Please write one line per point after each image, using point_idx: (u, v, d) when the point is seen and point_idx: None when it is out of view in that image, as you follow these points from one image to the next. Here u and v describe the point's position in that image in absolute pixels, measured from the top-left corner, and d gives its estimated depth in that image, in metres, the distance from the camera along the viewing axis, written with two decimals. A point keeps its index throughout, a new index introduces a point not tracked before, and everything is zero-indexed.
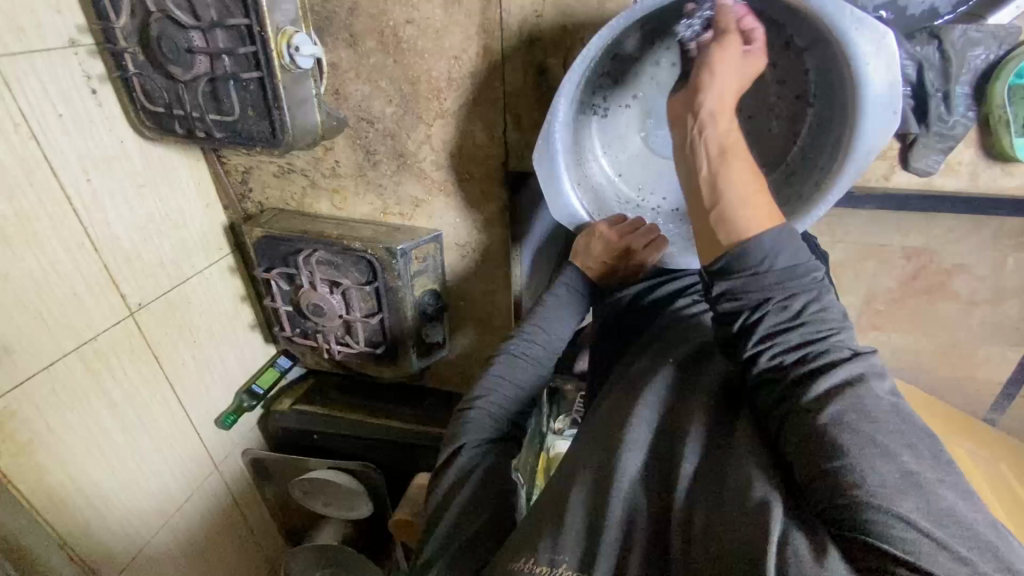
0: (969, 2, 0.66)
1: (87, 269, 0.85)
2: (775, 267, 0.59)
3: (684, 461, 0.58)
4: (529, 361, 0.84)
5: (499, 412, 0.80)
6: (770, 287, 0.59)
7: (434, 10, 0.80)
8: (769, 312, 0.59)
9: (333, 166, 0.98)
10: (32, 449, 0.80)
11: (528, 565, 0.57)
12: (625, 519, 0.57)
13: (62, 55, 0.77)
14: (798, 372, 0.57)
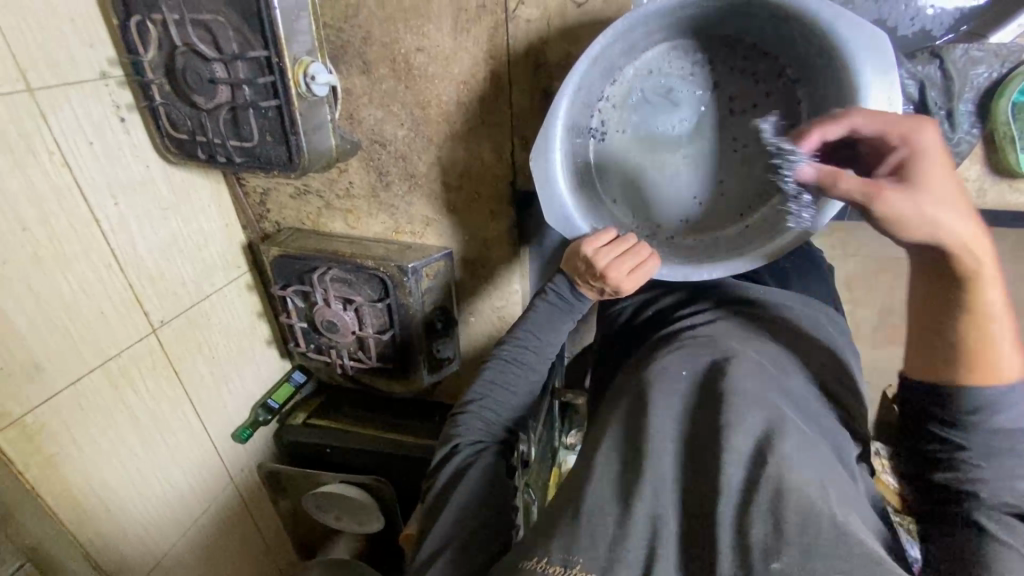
0: (968, 24, 0.68)
1: (113, 288, 0.88)
2: (993, 421, 0.59)
3: (726, 471, 0.59)
4: (522, 364, 0.83)
5: (492, 417, 0.80)
6: (976, 445, 0.60)
7: (444, 37, 0.83)
8: (965, 462, 0.61)
9: (346, 187, 1.02)
10: (60, 462, 0.83)
11: (540, 564, 0.62)
12: (646, 536, 0.61)
13: (94, 87, 0.81)
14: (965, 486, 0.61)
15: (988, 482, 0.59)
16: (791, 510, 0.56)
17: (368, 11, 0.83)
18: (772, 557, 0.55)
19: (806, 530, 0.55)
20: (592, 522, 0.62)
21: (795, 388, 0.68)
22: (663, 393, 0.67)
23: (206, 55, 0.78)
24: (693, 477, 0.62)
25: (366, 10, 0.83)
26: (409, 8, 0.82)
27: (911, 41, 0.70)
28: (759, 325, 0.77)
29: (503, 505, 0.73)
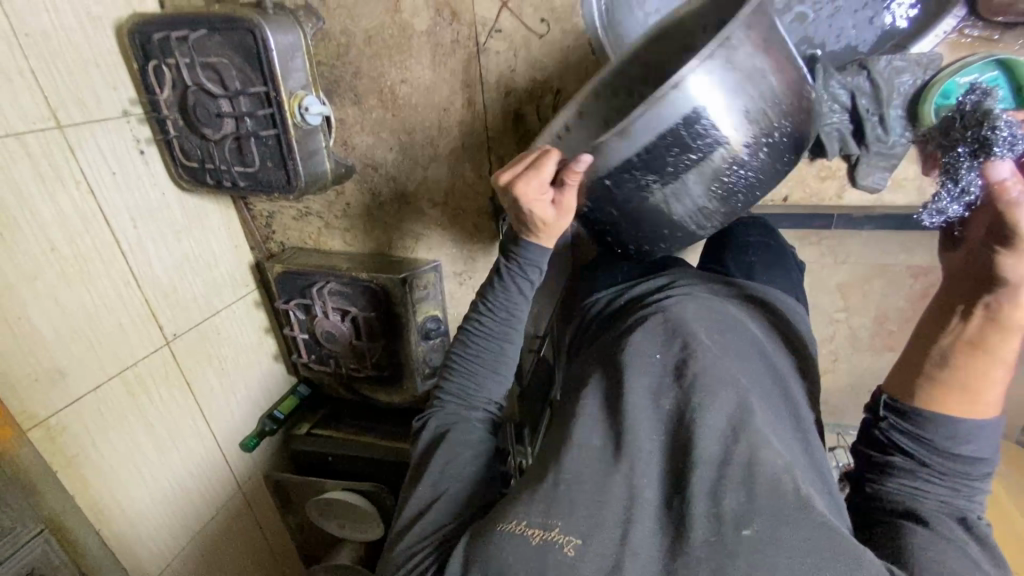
0: (893, 38, 0.74)
1: (131, 302, 0.97)
2: (961, 450, 0.60)
3: (701, 444, 0.65)
4: (489, 340, 0.87)
5: (464, 391, 0.87)
6: (931, 454, 0.61)
7: (425, 69, 0.92)
8: (915, 472, 0.62)
9: (343, 208, 1.10)
10: (79, 462, 0.91)
11: (519, 527, 0.63)
12: (623, 502, 0.64)
13: (117, 124, 0.92)
14: (899, 484, 0.62)
15: (936, 493, 0.61)
16: (762, 483, 0.61)
17: (357, 49, 0.93)
18: (743, 526, 0.59)
19: (774, 503, 0.60)
20: (573, 490, 0.65)
21: (761, 374, 0.75)
22: (638, 370, 0.74)
23: (213, 92, 0.88)
24: (671, 454, 0.68)
25: (355, 49, 0.93)
26: (392, 45, 0.92)
27: (840, 55, 0.76)
28: (727, 309, 0.83)
29: (474, 474, 0.78)
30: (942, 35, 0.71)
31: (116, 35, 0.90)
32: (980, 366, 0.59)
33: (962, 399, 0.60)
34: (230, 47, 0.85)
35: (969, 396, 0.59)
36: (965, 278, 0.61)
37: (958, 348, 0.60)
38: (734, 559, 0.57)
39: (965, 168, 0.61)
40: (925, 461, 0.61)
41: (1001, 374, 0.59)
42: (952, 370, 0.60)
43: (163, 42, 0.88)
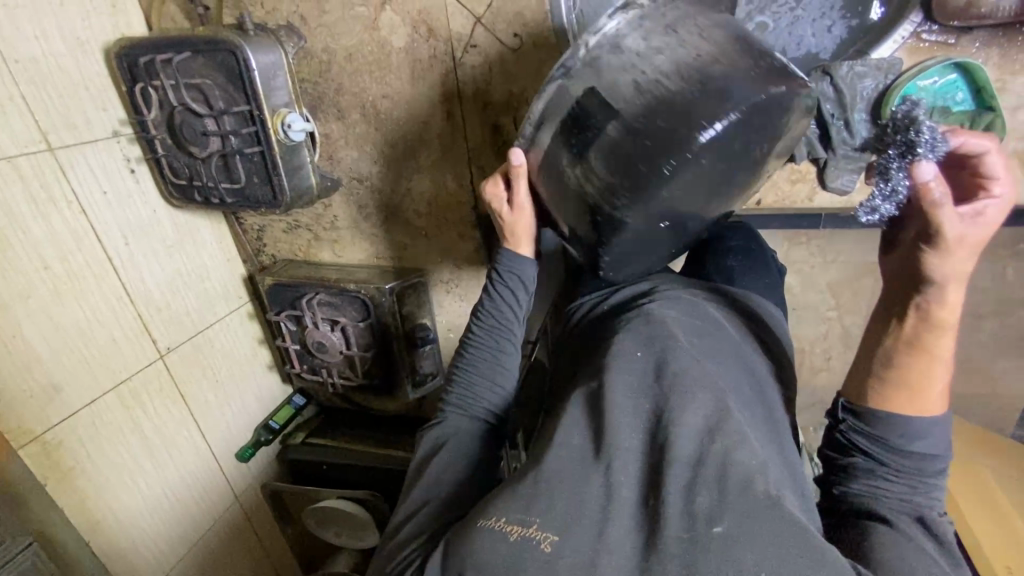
0: (856, 44, 0.77)
1: (124, 317, 1.00)
2: (911, 446, 0.64)
3: (676, 444, 0.65)
4: (485, 349, 0.93)
5: (463, 399, 0.90)
6: (887, 454, 0.65)
7: (404, 84, 0.95)
8: (875, 471, 0.65)
9: (331, 221, 1.13)
10: (74, 475, 0.93)
11: (499, 522, 0.65)
12: (600, 500, 0.64)
13: (107, 145, 0.94)
14: (861, 486, 0.66)
15: (894, 491, 0.64)
16: (733, 482, 0.62)
17: (338, 66, 0.96)
18: (714, 523, 0.59)
19: (745, 503, 0.60)
20: (552, 487, 0.66)
21: (737, 378, 0.76)
22: (620, 368, 0.75)
23: (198, 112, 0.91)
24: (648, 452, 0.68)
25: (336, 65, 0.96)
26: (372, 61, 0.94)
27: (803, 61, 0.80)
28: (710, 313, 0.84)
29: (467, 477, 0.80)
30: (902, 40, 0.73)
31: (105, 58, 0.93)
32: (922, 366, 0.65)
33: (909, 397, 0.65)
34: (214, 68, 0.88)
35: (915, 395, 0.65)
36: (899, 280, 0.67)
37: (899, 348, 0.66)
38: (705, 554, 0.58)
39: (895, 168, 0.65)
40: (882, 460, 0.65)
41: (940, 373, 0.65)
42: (898, 372, 0.66)
43: (149, 65, 0.90)
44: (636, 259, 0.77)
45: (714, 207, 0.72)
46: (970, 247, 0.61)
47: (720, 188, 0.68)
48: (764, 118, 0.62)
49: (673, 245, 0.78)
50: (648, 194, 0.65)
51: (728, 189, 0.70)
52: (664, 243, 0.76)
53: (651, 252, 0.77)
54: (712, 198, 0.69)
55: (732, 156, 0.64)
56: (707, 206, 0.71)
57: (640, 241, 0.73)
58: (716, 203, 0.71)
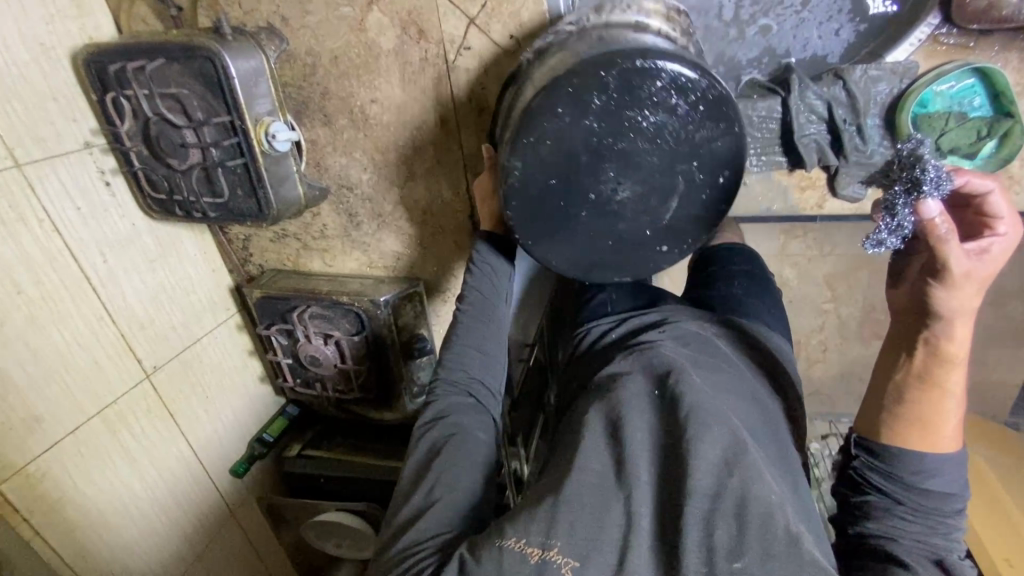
0: (867, 46, 0.79)
1: (105, 338, 0.95)
2: (929, 484, 0.67)
3: (693, 477, 0.65)
4: (473, 331, 0.91)
5: (463, 373, 0.90)
6: (902, 492, 0.68)
7: (394, 88, 0.90)
8: (891, 509, 0.68)
9: (321, 230, 1.08)
10: (62, 506, 0.90)
11: (518, 543, 0.65)
12: (620, 530, 0.65)
13: (78, 157, 0.88)
14: (876, 527, 0.68)
15: (911, 531, 0.67)
16: (753, 518, 0.62)
17: (323, 69, 0.90)
18: (735, 558, 0.60)
19: (765, 538, 0.61)
20: (573, 513, 0.66)
21: (744, 408, 0.77)
22: (634, 406, 0.75)
23: (176, 123, 0.86)
24: (665, 482, 0.68)
25: (322, 69, 0.90)
26: (359, 64, 0.89)
27: (810, 64, 0.82)
28: (715, 350, 0.88)
29: (469, 486, 0.78)
30: (918, 43, 0.71)
31: (72, 65, 0.86)
32: (934, 402, 0.68)
33: (925, 432, 0.68)
34: (190, 76, 0.83)
35: (928, 429, 0.68)
36: (908, 315, 0.71)
37: (911, 382, 0.69)
38: None
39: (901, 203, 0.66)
40: (898, 497, 0.68)
41: (952, 408, 0.68)
42: (915, 407, 0.68)
43: (119, 72, 0.84)
44: (558, 233, 0.79)
45: (616, 176, 0.74)
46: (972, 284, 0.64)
47: (608, 151, 0.73)
48: (633, 80, 0.68)
49: (606, 228, 0.78)
50: (522, 144, 0.73)
51: (623, 155, 0.73)
52: (585, 219, 0.78)
53: (573, 227, 0.79)
54: (602, 158, 0.73)
55: (603, 110, 0.70)
56: (602, 171, 0.74)
57: (551, 212, 0.78)
58: (615, 169, 0.74)
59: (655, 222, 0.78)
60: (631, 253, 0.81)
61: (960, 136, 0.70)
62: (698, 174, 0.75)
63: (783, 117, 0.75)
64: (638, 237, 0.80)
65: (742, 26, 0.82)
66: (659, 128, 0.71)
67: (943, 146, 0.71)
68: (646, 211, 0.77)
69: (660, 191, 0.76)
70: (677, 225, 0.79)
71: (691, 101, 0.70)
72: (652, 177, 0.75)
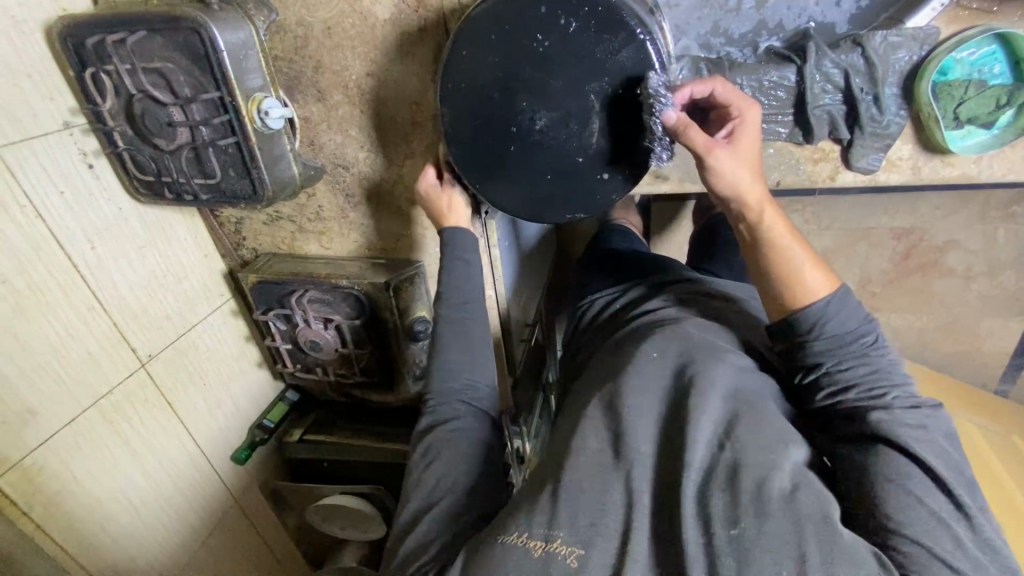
0: (889, 9, 0.76)
1: (98, 329, 0.92)
2: (831, 331, 0.70)
3: (691, 449, 0.66)
4: (462, 321, 0.88)
5: (454, 376, 0.86)
6: (822, 355, 0.71)
7: (392, 62, 0.86)
8: (826, 373, 0.72)
9: (316, 211, 1.04)
10: (60, 500, 0.88)
11: (520, 539, 0.65)
12: (623, 511, 0.65)
13: (58, 139, 0.83)
14: (829, 394, 0.72)
15: (855, 388, 0.70)
16: (748, 485, 0.62)
17: (316, 42, 0.86)
18: (732, 525, 0.60)
19: (761, 501, 0.60)
20: (576, 500, 0.66)
21: (749, 366, 0.78)
22: (642, 368, 0.76)
23: (162, 101, 0.81)
24: (663, 458, 0.68)
25: (314, 41, 0.86)
26: (354, 35, 0.85)
27: (818, 32, 0.79)
28: (723, 319, 0.86)
29: (469, 495, 0.76)
30: (938, 9, 0.70)
31: (47, 39, 0.80)
32: (780, 261, 0.71)
33: (787, 294, 0.71)
34: (175, 50, 0.78)
35: (794, 289, 0.71)
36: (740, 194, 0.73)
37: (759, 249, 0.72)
38: (724, 557, 0.58)
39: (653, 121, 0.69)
40: (819, 361, 0.72)
41: (799, 257, 0.71)
42: (769, 273, 0.72)
43: (99, 47, 0.79)
44: (494, 175, 0.75)
45: (530, 105, 0.69)
46: (742, 158, 0.69)
47: (516, 82, 0.69)
48: (520, 3, 0.65)
49: (538, 164, 0.72)
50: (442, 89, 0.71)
51: (532, 84, 0.68)
52: (514, 155, 0.73)
53: (507, 168, 0.74)
54: (514, 92, 0.69)
55: (500, 40, 0.67)
56: (516, 103, 0.70)
57: (484, 156, 0.74)
58: (526, 99, 0.69)
59: (585, 149, 0.71)
60: (575, 186, 0.73)
61: (980, 104, 0.69)
62: (611, 92, 0.67)
63: (797, 85, 0.73)
64: (572, 167, 0.72)
65: None
66: (558, 49, 0.66)
67: (962, 115, 0.70)
68: (570, 139, 0.70)
69: (576, 115, 0.69)
70: (611, 150, 0.71)
71: (581, 16, 0.64)
72: (565, 102, 0.68)
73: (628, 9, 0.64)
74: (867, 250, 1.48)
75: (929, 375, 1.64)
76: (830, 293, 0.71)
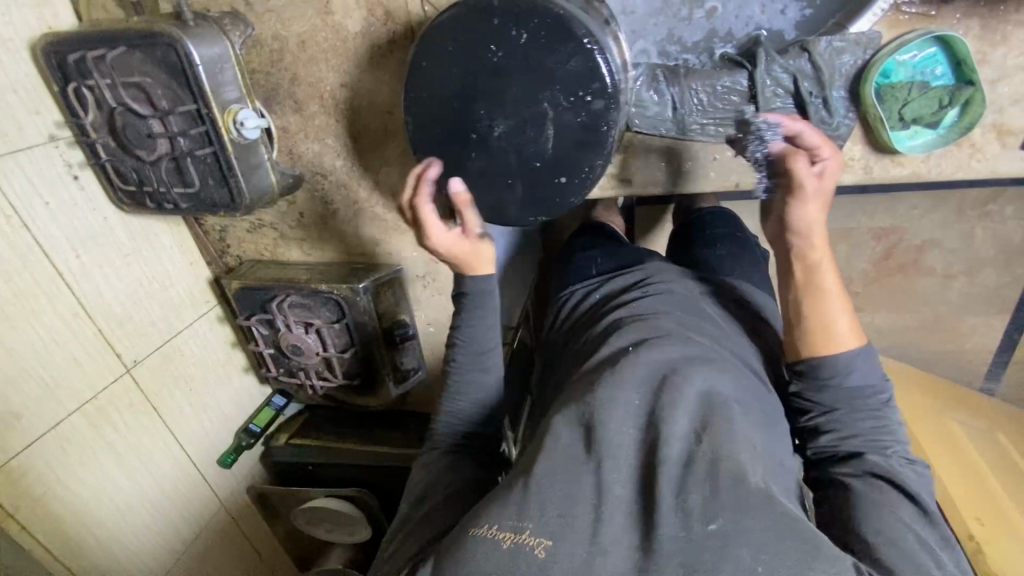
0: (836, 16, 0.79)
1: (82, 335, 0.94)
2: (847, 382, 0.78)
3: (666, 445, 0.69)
4: (474, 342, 0.89)
5: (461, 391, 0.90)
6: (838, 400, 0.79)
7: (364, 73, 0.89)
8: (837, 417, 0.79)
9: (297, 218, 1.07)
10: (44, 500, 0.90)
11: (490, 531, 0.65)
12: (592, 502, 0.67)
13: (44, 151, 0.86)
14: (834, 437, 0.79)
15: (860, 436, 0.78)
16: (725, 477, 0.65)
17: (292, 55, 0.89)
18: (709, 521, 0.62)
19: (740, 496, 0.63)
20: (550, 492, 0.67)
21: (727, 377, 0.79)
22: (629, 367, 0.78)
23: (141, 113, 0.85)
24: (642, 452, 0.70)
25: (289, 54, 0.89)
26: (328, 48, 0.88)
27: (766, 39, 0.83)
28: (700, 322, 0.90)
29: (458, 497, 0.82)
30: (880, 14, 0.72)
31: (33, 56, 0.84)
32: (815, 308, 0.78)
33: (817, 338, 0.78)
34: (153, 65, 0.82)
35: (826, 335, 0.78)
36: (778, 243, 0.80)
37: (799, 293, 0.79)
38: (701, 552, 0.60)
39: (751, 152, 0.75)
40: (830, 406, 0.79)
41: (833, 307, 0.77)
42: (803, 317, 0.79)
43: (81, 63, 0.83)
44: (458, 178, 0.78)
45: (487, 112, 0.72)
46: (820, 194, 0.73)
47: (474, 91, 0.71)
48: (475, 16, 0.68)
49: (498, 168, 0.75)
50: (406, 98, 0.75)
51: (488, 92, 0.71)
52: (476, 161, 0.75)
53: (469, 172, 0.77)
54: (473, 100, 0.72)
55: (457, 51, 0.70)
56: (474, 111, 0.72)
57: (446, 162, 0.77)
58: (484, 106, 0.72)
59: (540, 154, 0.73)
60: (532, 190, 0.76)
61: (922, 105, 0.72)
62: (563, 99, 0.70)
63: (749, 89, 0.77)
64: (530, 172, 0.75)
65: (692, 6, 0.83)
66: (511, 59, 0.69)
67: (907, 116, 0.73)
68: (526, 144, 0.73)
69: (531, 122, 0.71)
70: (566, 155, 0.73)
71: (531, 28, 0.67)
72: (520, 108, 0.71)
73: (577, 21, 0.67)
74: (847, 250, 1.49)
75: (914, 374, 1.62)
76: (859, 347, 0.78)
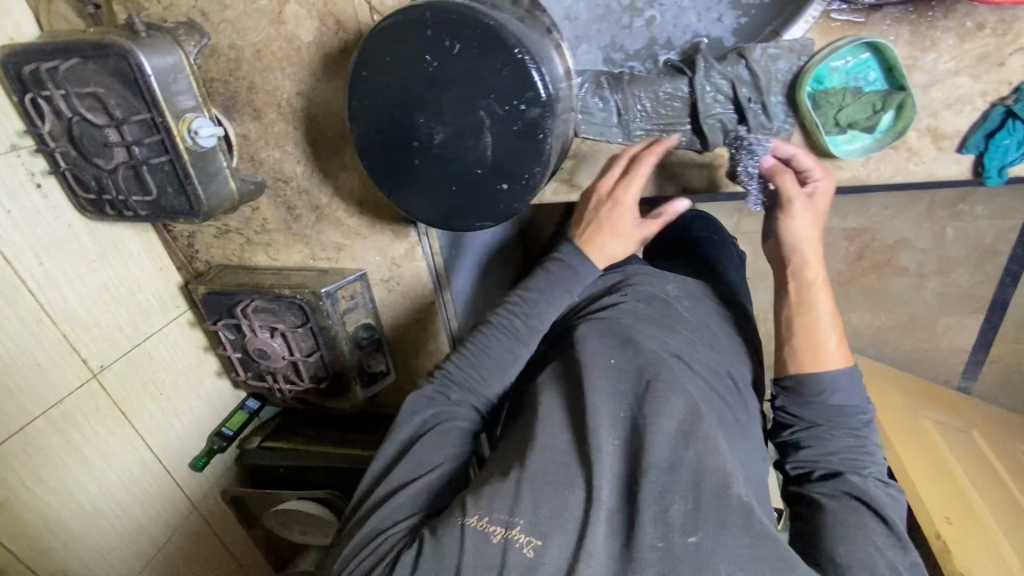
0: (771, 24, 0.82)
1: (47, 340, 0.96)
2: (833, 400, 0.80)
3: (654, 450, 0.71)
4: (499, 337, 0.87)
5: (469, 376, 0.87)
6: (825, 417, 0.80)
7: (319, 81, 0.91)
8: (819, 435, 0.81)
9: (262, 224, 1.09)
10: (8, 503, 0.92)
11: (481, 522, 0.67)
12: (581, 510, 0.68)
13: (6, 161, 0.87)
14: (812, 455, 0.81)
15: (841, 454, 0.79)
16: (709, 492, 0.67)
17: (248, 64, 0.91)
18: (690, 533, 0.64)
19: (721, 508, 0.66)
20: (538, 493, 0.69)
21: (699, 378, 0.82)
22: (610, 375, 0.80)
23: (97, 122, 0.86)
24: (625, 458, 0.73)
25: (245, 63, 0.91)
26: (282, 57, 0.90)
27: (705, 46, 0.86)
28: (686, 325, 0.89)
29: (441, 482, 0.79)
30: (812, 20, 0.76)
31: None
32: (805, 323, 0.81)
33: (807, 353, 0.81)
34: (107, 75, 0.83)
35: (816, 351, 0.80)
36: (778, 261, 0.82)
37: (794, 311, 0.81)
38: (679, 562, 0.62)
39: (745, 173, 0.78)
40: (814, 422, 0.81)
41: (823, 323, 0.81)
42: (793, 332, 0.82)
43: (36, 74, 0.84)
44: (406, 183, 0.79)
45: (427, 120, 0.73)
46: (810, 210, 0.77)
47: (414, 100, 0.73)
48: (410, 27, 0.70)
49: (443, 175, 0.77)
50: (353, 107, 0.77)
51: (427, 101, 0.72)
52: (420, 167, 0.77)
53: (416, 178, 0.78)
54: (414, 109, 0.73)
55: (395, 61, 0.72)
56: (415, 119, 0.74)
57: (392, 168, 0.79)
58: (423, 115, 0.73)
59: (482, 161, 0.75)
60: (476, 196, 0.78)
61: (857, 110, 0.75)
62: (499, 107, 0.71)
63: (690, 95, 0.80)
64: (473, 178, 0.76)
65: (632, 15, 0.88)
66: (445, 68, 0.70)
67: (841, 121, 0.76)
68: (466, 151, 0.74)
69: (470, 130, 0.73)
70: (506, 163, 0.74)
71: (464, 38, 0.68)
72: (459, 116, 0.72)
73: (508, 31, 0.68)
74: None
75: (887, 373, 1.62)
76: (847, 365, 0.81)
